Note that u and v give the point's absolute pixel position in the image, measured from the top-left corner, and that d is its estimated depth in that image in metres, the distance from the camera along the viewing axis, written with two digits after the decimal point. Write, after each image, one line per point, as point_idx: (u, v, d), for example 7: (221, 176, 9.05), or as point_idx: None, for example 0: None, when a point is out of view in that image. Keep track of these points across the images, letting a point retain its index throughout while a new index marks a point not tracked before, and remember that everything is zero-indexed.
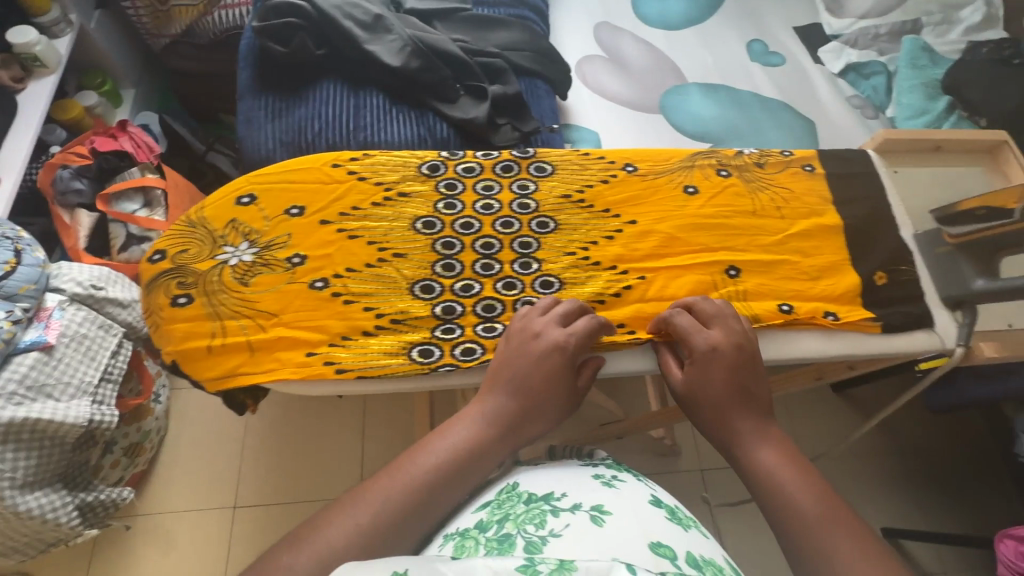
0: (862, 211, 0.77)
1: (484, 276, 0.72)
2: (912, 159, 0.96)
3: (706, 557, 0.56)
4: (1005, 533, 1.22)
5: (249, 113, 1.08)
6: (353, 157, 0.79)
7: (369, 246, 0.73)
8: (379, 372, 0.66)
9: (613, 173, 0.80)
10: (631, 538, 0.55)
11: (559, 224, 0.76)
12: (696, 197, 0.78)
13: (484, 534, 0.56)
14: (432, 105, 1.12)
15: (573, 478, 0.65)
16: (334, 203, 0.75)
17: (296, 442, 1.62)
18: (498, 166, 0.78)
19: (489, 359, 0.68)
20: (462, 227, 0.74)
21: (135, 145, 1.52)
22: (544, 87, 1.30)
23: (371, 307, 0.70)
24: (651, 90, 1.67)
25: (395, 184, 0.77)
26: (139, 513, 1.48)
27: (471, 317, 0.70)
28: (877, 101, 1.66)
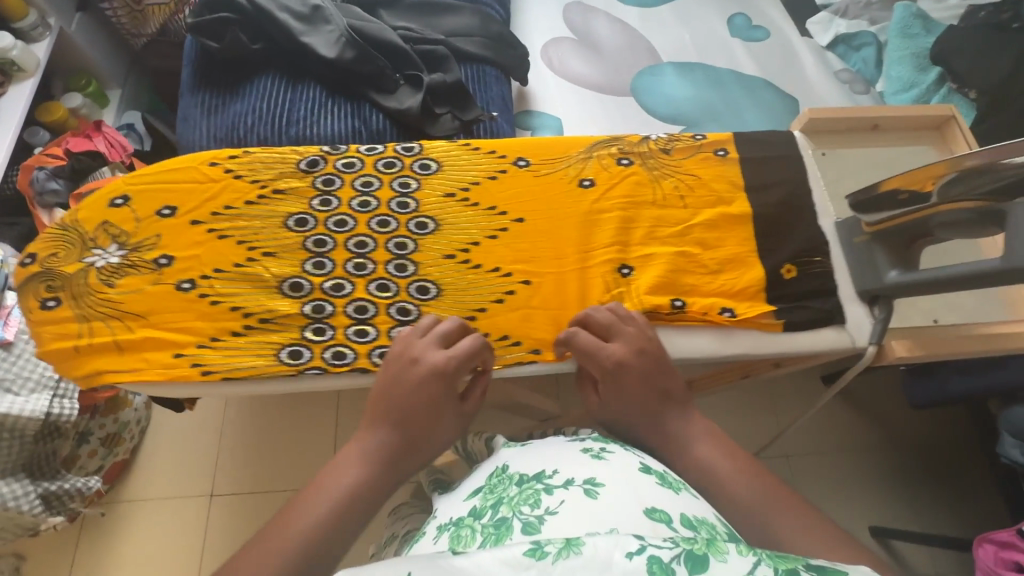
0: (776, 198, 0.80)
1: (357, 276, 0.73)
2: (858, 142, 0.90)
3: (702, 518, 0.53)
4: (986, 537, 1.14)
5: (187, 111, 1.09)
6: (231, 154, 0.78)
7: (238, 246, 0.74)
8: (242, 373, 0.69)
9: (504, 168, 0.80)
10: (627, 508, 0.52)
11: (439, 222, 0.77)
12: (592, 190, 0.80)
13: (479, 520, 0.55)
14: (370, 97, 1.10)
15: (559, 452, 0.63)
16: (207, 202, 0.76)
17: (271, 435, 1.64)
18: (380, 162, 0.79)
19: (359, 363, 0.70)
20: (337, 226, 0.75)
21: (108, 145, 1.57)
22: (494, 74, 1.26)
23: (238, 307, 0.71)
24: (623, 71, 1.60)
25: (272, 182, 0.77)
26: (120, 499, 1.55)
27: (342, 318, 0.72)
28: (867, 75, 1.57)
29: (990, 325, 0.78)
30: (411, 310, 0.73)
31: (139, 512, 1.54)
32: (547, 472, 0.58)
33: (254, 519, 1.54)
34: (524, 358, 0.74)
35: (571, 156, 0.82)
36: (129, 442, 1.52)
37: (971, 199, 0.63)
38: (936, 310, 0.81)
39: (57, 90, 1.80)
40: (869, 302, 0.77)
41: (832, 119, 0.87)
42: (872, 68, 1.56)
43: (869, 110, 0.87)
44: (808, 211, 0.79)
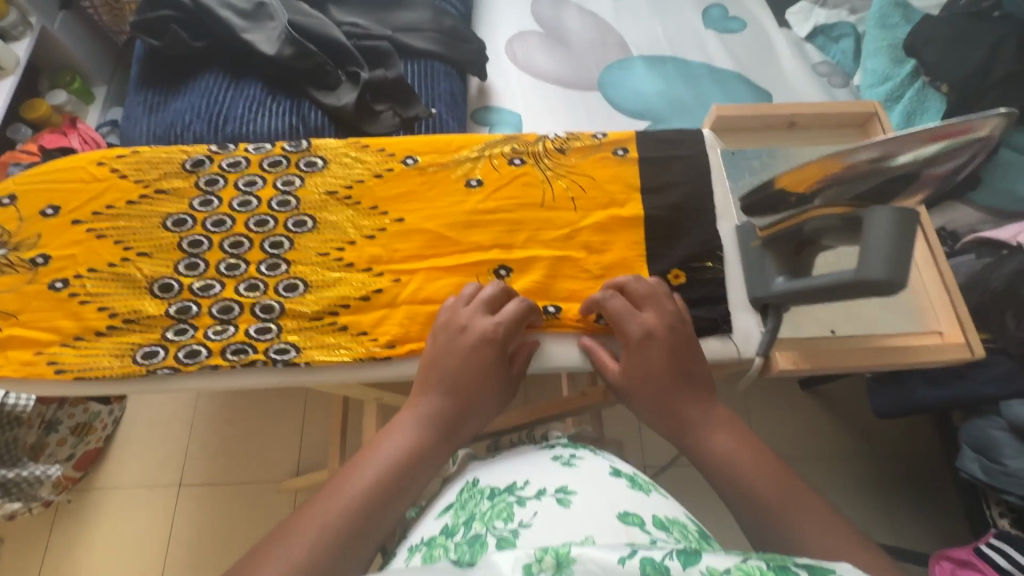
0: (670, 200, 0.78)
1: (226, 276, 0.73)
2: (788, 140, 0.86)
3: (671, 517, 0.59)
4: (942, 553, 1.06)
5: (130, 109, 1.10)
6: (120, 154, 0.79)
7: (114, 246, 0.75)
8: (95, 373, 0.69)
9: (390, 166, 0.80)
10: (598, 513, 0.57)
11: (318, 222, 0.77)
12: (476, 191, 0.79)
13: (451, 539, 0.58)
14: (309, 93, 1.09)
15: (530, 466, 0.68)
16: (90, 202, 0.77)
17: (241, 428, 1.66)
18: (265, 161, 0.79)
19: (213, 363, 0.69)
20: (214, 225, 0.76)
21: (83, 141, 1.60)
22: (443, 70, 1.22)
23: (104, 307, 0.72)
24: (590, 66, 1.53)
25: (155, 182, 0.78)
26: (93, 487, 1.59)
27: (206, 318, 0.71)
28: (846, 67, 1.51)
29: (894, 337, 0.74)
30: (276, 308, 0.72)
31: (110, 500, 1.57)
32: (518, 484, 0.64)
33: (221, 511, 1.57)
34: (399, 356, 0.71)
35: (462, 154, 0.81)
36: (100, 431, 1.57)
37: (837, 205, 0.63)
38: (835, 320, 0.76)
39: (43, 88, 1.70)
40: (761, 310, 0.74)
41: (745, 118, 0.84)
42: (852, 60, 1.50)
43: (787, 108, 0.83)
44: (711, 212, 0.78)
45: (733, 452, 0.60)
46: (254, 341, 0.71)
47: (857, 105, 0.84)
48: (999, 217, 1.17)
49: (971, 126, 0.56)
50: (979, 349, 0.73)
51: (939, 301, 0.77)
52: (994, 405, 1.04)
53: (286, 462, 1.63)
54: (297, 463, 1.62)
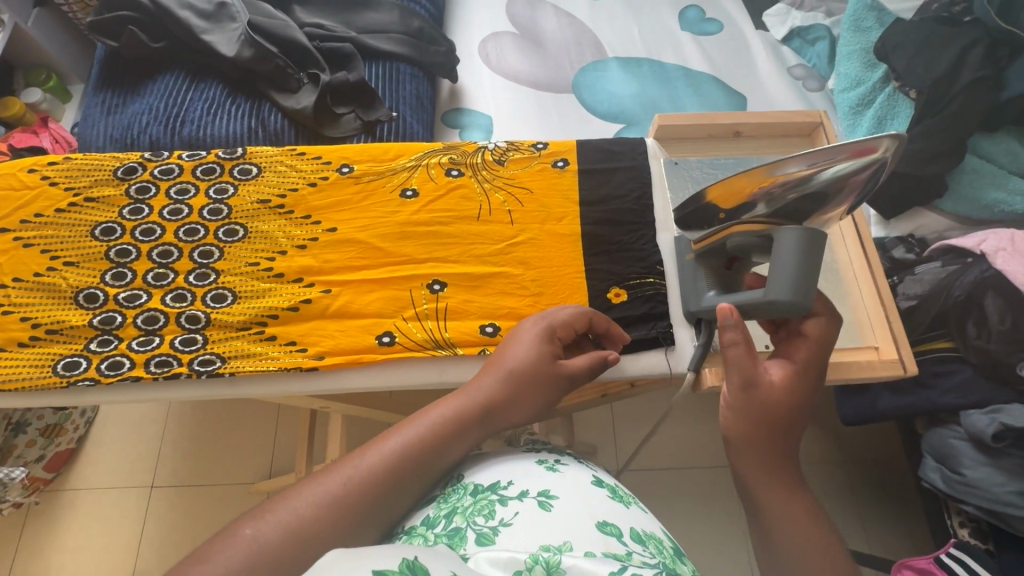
0: (611, 212, 0.79)
1: (154, 286, 0.73)
2: (739, 148, 0.85)
3: (648, 531, 0.52)
4: (903, 562, 1.03)
5: (87, 110, 1.09)
6: (51, 161, 0.78)
7: (40, 255, 0.74)
8: (15, 384, 0.68)
9: (325, 175, 0.79)
10: (578, 523, 0.49)
11: (249, 232, 0.76)
12: (411, 202, 0.78)
13: (431, 530, 0.50)
14: (268, 96, 1.08)
15: (511, 460, 0.59)
16: (19, 209, 0.76)
17: (215, 428, 1.66)
18: (198, 169, 0.78)
19: (134, 375, 0.69)
20: (143, 235, 0.75)
21: (54, 140, 1.56)
22: (408, 72, 1.21)
23: (27, 317, 0.71)
24: (565, 68, 1.52)
25: (85, 190, 0.77)
26: (65, 488, 1.59)
27: (131, 329, 0.71)
28: (822, 70, 1.50)
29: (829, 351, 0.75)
30: (202, 319, 0.72)
31: (84, 501, 1.57)
32: (501, 482, 0.55)
33: (194, 512, 1.56)
34: (344, 362, 0.71)
35: (399, 163, 0.81)
36: (71, 432, 1.57)
37: (756, 220, 0.63)
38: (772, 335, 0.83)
39: (18, 86, 1.67)
40: (694, 325, 0.74)
41: (691, 127, 0.84)
42: (828, 63, 1.49)
43: (732, 118, 0.83)
44: (651, 224, 0.79)
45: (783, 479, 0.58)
46: (179, 353, 0.70)
47: (806, 114, 0.84)
48: (967, 225, 1.17)
49: (872, 143, 0.57)
50: (911, 366, 0.73)
51: (875, 315, 0.78)
52: (956, 415, 1.03)
53: (258, 465, 1.62)
54: (270, 465, 1.62)
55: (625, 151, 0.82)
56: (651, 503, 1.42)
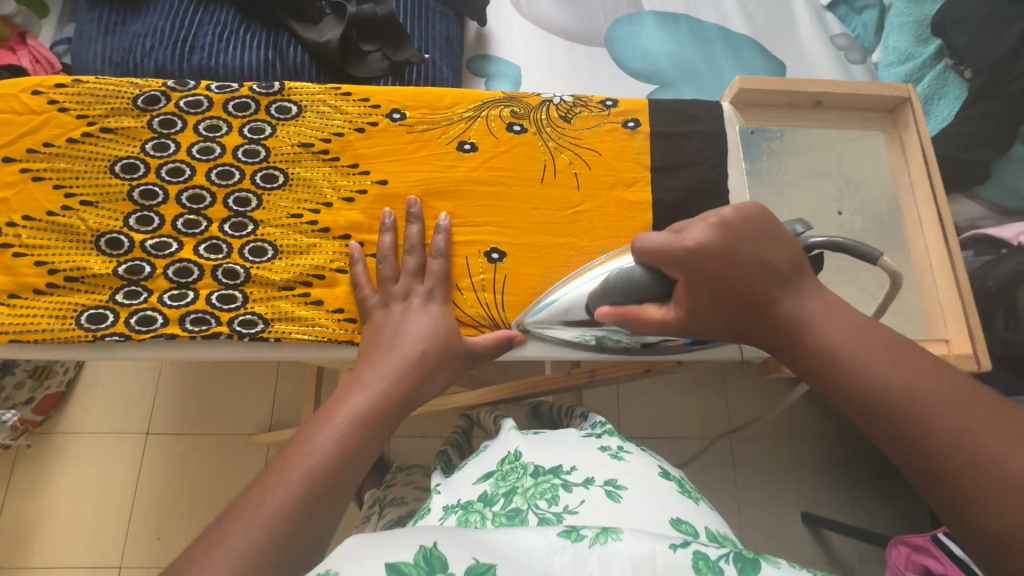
0: (683, 184, 0.74)
1: (185, 235, 0.68)
2: (815, 118, 0.81)
3: (720, 532, 0.63)
4: (900, 539, 1.13)
5: (81, 27, 0.97)
6: (59, 82, 0.69)
7: (53, 191, 0.67)
8: (36, 336, 0.63)
9: (374, 120, 0.73)
10: (651, 514, 0.61)
11: (289, 178, 0.71)
12: (469, 157, 0.73)
13: (490, 508, 0.62)
14: (288, 26, 0.98)
15: (575, 450, 0.71)
16: (26, 136, 0.68)
17: (213, 377, 1.62)
18: (231, 103, 0.71)
19: (168, 332, 0.65)
20: (170, 174, 0.69)
21: (34, 60, 1.43)
22: (438, 10, 1.12)
23: (43, 262, 0.65)
24: (598, 19, 1.42)
25: (100, 119, 0.69)
26: (55, 432, 1.54)
27: (161, 281, 0.66)
28: (865, 42, 1.43)
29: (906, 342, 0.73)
30: (240, 274, 0.67)
31: (77, 443, 1.54)
32: (564, 468, 0.67)
33: (193, 461, 1.55)
34: None
35: (455, 112, 0.75)
36: (62, 375, 1.51)
37: None
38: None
39: None
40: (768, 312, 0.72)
41: (770, 93, 0.78)
42: (872, 35, 1.43)
43: (815, 86, 0.78)
44: (721, 196, 0.74)
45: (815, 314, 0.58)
46: (217, 310, 0.66)
47: (894, 89, 0.79)
48: (1002, 216, 1.16)
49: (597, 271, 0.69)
50: (986, 361, 0.71)
51: (949, 308, 0.75)
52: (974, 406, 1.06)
53: (259, 417, 1.60)
54: (269, 418, 1.59)
55: (698, 115, 0.77)
56: None
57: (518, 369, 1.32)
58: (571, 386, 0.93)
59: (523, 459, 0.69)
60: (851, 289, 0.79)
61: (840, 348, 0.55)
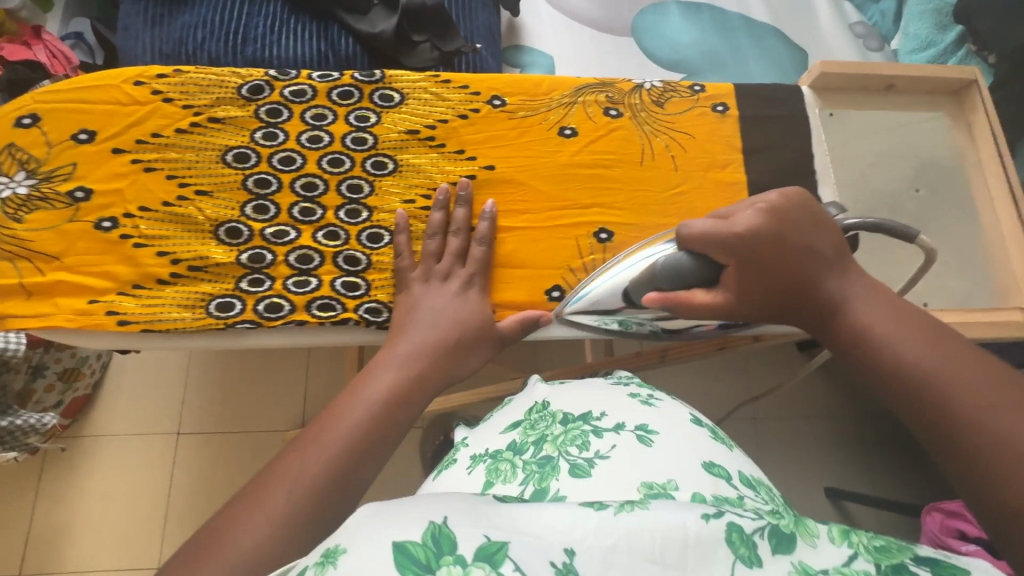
0: (775, 164, 0.77)
1: (302, 223, 0.71)
2: (880, 101, 0.86)
3: (754, 477, 0.63)
4: (934, 505, 1.19)
5: (126, 19, 0.96)
6: (159, 72, 0.72)
7: (168, 182, 0.70)
8: (167, 325, 0.67)
9: (476, 106, 0.77)
10: (684, 457, 0.61)
11: (399, 164, 0.74)
12: (572, 141, 0.77)
13: (520, 457, 0.64)
14: (337, 17, 0.97)
15: (605, 397, 0.71)
16: (131, 127, 0.71)
17: (243, 373, 1.60)
18: (334, 92, 0.74)
19: (297, 318, 0.69)
20: (282, 163, 0.72)
21: (49, 54, 1.41)
22: None
23: (165, 252, 0.69)
24: (623, 8, 1.43)
25: (207, 109, 0.72)
26: (83, 435, 1.52)
27: (282, 268, 0.70)
28: (883, 30, 1.46)
29: (983, 312, 0.77)
30: (361, 260, 0.72)
31: (106, 447, 1.51)
32: (593, 414, 0.68)
33: (226, 459, 1.53)
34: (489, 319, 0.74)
35: (553, 99, 0.79)
36: (89, 377, 1.47)
37: None
38: (927, 295, 0.81)
39: None
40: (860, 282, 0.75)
41: (849, 77, 0.81)
42: (890, 23, 1.45)
43: (890, 70, 0.81)
44: (810, 177, 0.77)
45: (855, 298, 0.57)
46: (342, 296, 0.70)
47: (959, 72, 0.84)
48: None
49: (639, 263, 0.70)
50: None
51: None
52: None
53: (292, 413, 1.58)
54: (303, 412, 1.58)
55: (784, 98, 0.79)
56: None
57: (563, 356, 1.34)
58: (641, 367, 0.96)
59: (551, 407, 0.69)
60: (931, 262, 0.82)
61: (875, 326, 0.54)
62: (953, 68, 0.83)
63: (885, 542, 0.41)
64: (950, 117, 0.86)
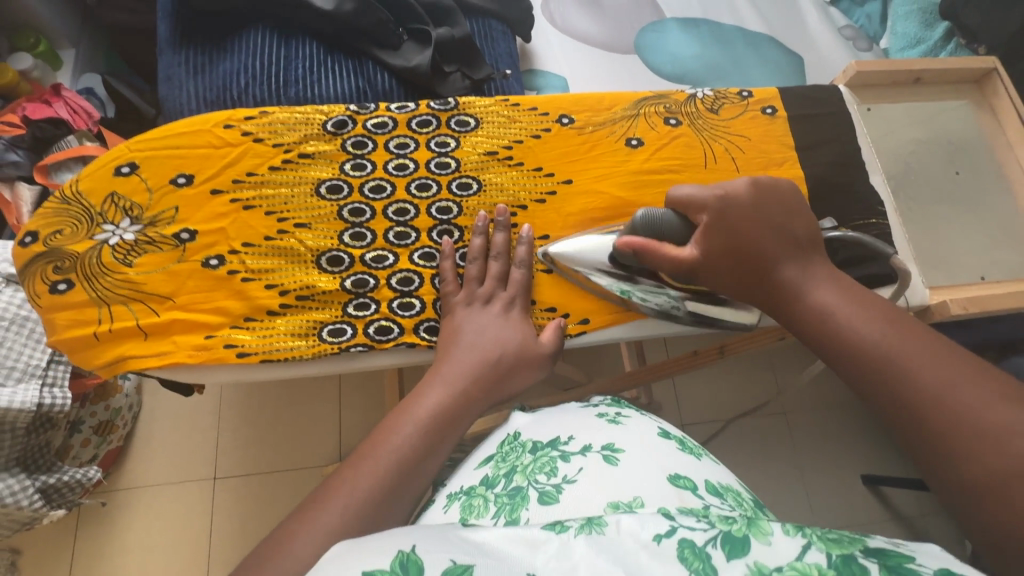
0: (826, 158, 0.82)
1: (398, 246, 0.74)
2: (908, 93, 0.91)
3: (723, 485, 0.56)
4: None
5: (169, 69, 0.99)
6: (247, 115, 0.76)
7: (267, 217, 0.73)
8: (283, 354, 0.70)
9: (547, 126, 0.81)
10: (648, 473, 0.53)
11: (483, 184, 0.77)
12: (639, 151, 0.81)
13: (492, 490, 0.56)
14: (372, 53, 1.01)
15: (572, 421, 0.64)
16: (227, 168, 0.74)
17: (276, 411, 1.59)
18: (413, 121, 0.78)
19: (406, 340, 0.72)
20: (374, 192, 0.75)
21: (71, 111, 1.43)
22: (500, 28, 1.17)
23: (272, 284, 0.71)
24: (625, 28, 1.50)
25: (296, 146, 0.76)
26: (117, 489, 1.49)
27: (385, 291, 0.73)
28: (870, 31, 1.55)
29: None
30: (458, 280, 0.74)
31: (141, 499, 1.48)
32: (561, 439, 0.60)
33: (268, 500, 1.49)
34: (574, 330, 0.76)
35: (616, 113, 0.83)
36: (123, 428, 1.46)
37: None
38: (984, 267, 0.83)
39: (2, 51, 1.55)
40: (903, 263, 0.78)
41: (880, 74, 0.87)
42: (876, 24, 1.54)
43: (918, 64, 0.88)
44: (860, 166, 0.81)
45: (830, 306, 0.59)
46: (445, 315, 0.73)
47: (978, 62, 0.90)
48: None
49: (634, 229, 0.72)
50: None
51: None
52: None
53: (329, 446, 1.56)
54: (338, 447, 1.55)
55: (823, 97, 0.85)
56: (729, 457, 1.46)
57: (604, 364, 1.35)
58: (702, 365, 0.98)
59: (522, 437, 0.62)
60: (982, 237, 0.85)
61: (838, 311, 0.58)
62: (972, 60, 0.90)
63: (837, 533, 0.38)
64: (977, 102, 0.92)
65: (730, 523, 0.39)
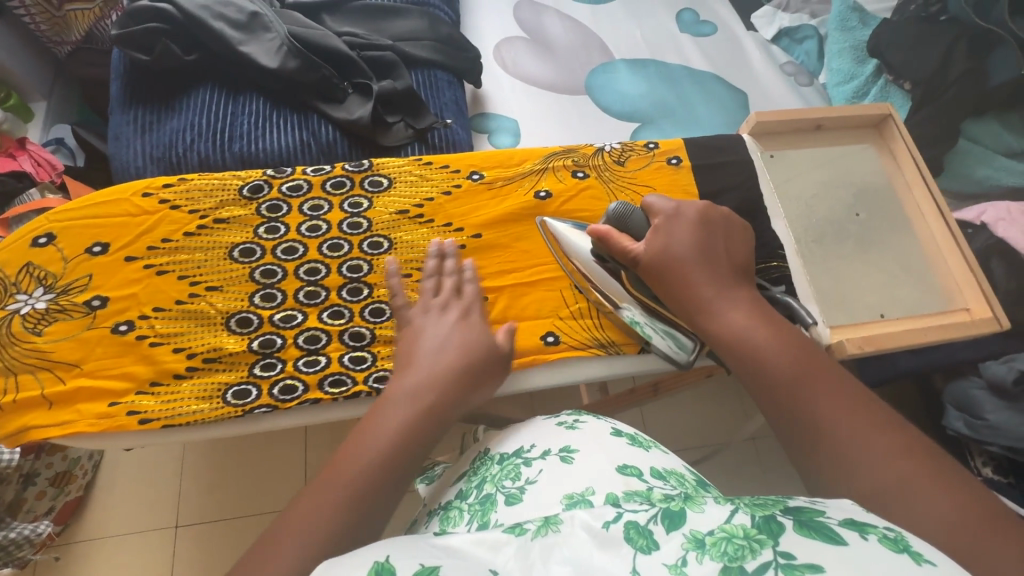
0: (732, 204, 0.88)
1: (308, 305, 0.76)
2: (814, 136, 0.97)
3: (669, 469, 0.56)
4: None
5: (118, 129, 1.03)
6: (166, 183, 0.80)
7: (178, 282, 0.76)
8: (184, 419, 0.71)
9: (457, 183, 0.86)
10: (600, 469, 0.54)
11: (393, 242, 0.81)
12: (548, 202, 0.86)
13: (466, 501, 0.59)
14: (316, 107, 1.05)
15: (531, 429, 0.65)
16: (142, 235, 0.78)
17: (239, 455, 1.57)
18: (328, 184, 0.82)
19: (309, 397, 0.73)
20: (285, 253, 0.78)
21: (35, 163, 1.46)
22: (445, 78, 1.21)
23: (179, 348, 0.73)
24: (576, 70, 1.56)
25: (211, 212, 0.79)
26: (76, 541, 1.46)
27: (292, 350, 0.74)
28: (810, 66, 1.63)
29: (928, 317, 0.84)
30: (366, 336, 0.76)
31: (100, 551, 1.45)
32: (524, 447, 0.62)
33: (230, 548, 1.47)
34: None
35: (525, 168, 0.88)
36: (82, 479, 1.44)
37: None
38: (883, 305, 0.86)
39: None
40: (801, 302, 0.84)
41: (782, 123, 0.93)
42: (814, 60, 1.63)
43: (816, 113, 0.94)
44: (762, 213, 0.88)
45: (742, 325, 0.66)
46: (352, 371, 0.74)
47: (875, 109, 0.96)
48: (960, 199, 1.35)
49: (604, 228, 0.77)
50: (1005, 319, 0.82)
51: (962, 280, 0.87)
52: (974, 367, 1.13)
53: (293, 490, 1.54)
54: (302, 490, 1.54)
55: (730, 146, 0.91)
56: None
57: (562, 398, 1.37)
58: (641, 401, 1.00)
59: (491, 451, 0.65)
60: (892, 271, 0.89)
61: (745, 332, 0.65)
62: (869, 106, 0.96)
63: (765, 503, 0.41)
64: (878, 145, 0.98)
65: (670, 504, 0.41)
